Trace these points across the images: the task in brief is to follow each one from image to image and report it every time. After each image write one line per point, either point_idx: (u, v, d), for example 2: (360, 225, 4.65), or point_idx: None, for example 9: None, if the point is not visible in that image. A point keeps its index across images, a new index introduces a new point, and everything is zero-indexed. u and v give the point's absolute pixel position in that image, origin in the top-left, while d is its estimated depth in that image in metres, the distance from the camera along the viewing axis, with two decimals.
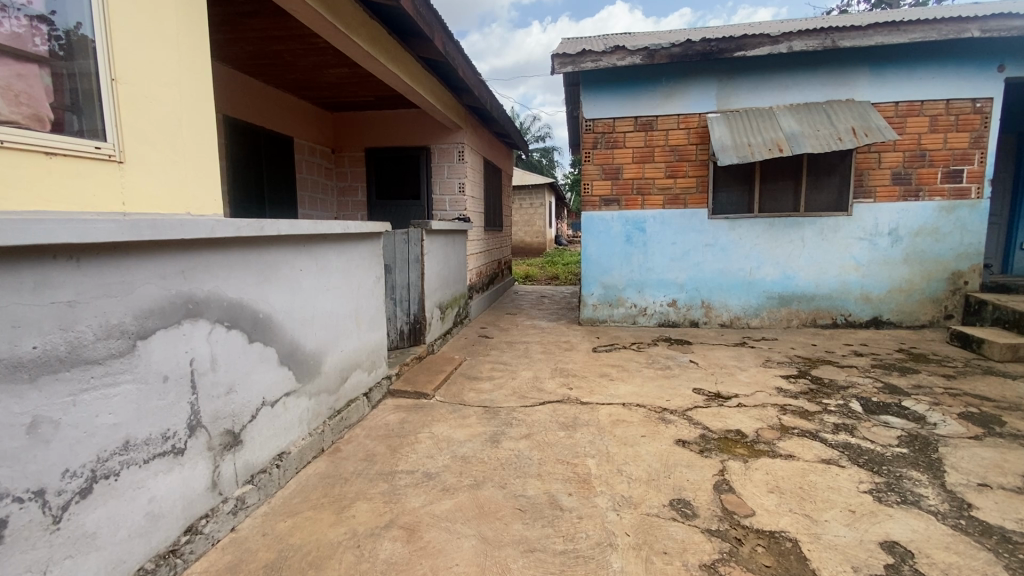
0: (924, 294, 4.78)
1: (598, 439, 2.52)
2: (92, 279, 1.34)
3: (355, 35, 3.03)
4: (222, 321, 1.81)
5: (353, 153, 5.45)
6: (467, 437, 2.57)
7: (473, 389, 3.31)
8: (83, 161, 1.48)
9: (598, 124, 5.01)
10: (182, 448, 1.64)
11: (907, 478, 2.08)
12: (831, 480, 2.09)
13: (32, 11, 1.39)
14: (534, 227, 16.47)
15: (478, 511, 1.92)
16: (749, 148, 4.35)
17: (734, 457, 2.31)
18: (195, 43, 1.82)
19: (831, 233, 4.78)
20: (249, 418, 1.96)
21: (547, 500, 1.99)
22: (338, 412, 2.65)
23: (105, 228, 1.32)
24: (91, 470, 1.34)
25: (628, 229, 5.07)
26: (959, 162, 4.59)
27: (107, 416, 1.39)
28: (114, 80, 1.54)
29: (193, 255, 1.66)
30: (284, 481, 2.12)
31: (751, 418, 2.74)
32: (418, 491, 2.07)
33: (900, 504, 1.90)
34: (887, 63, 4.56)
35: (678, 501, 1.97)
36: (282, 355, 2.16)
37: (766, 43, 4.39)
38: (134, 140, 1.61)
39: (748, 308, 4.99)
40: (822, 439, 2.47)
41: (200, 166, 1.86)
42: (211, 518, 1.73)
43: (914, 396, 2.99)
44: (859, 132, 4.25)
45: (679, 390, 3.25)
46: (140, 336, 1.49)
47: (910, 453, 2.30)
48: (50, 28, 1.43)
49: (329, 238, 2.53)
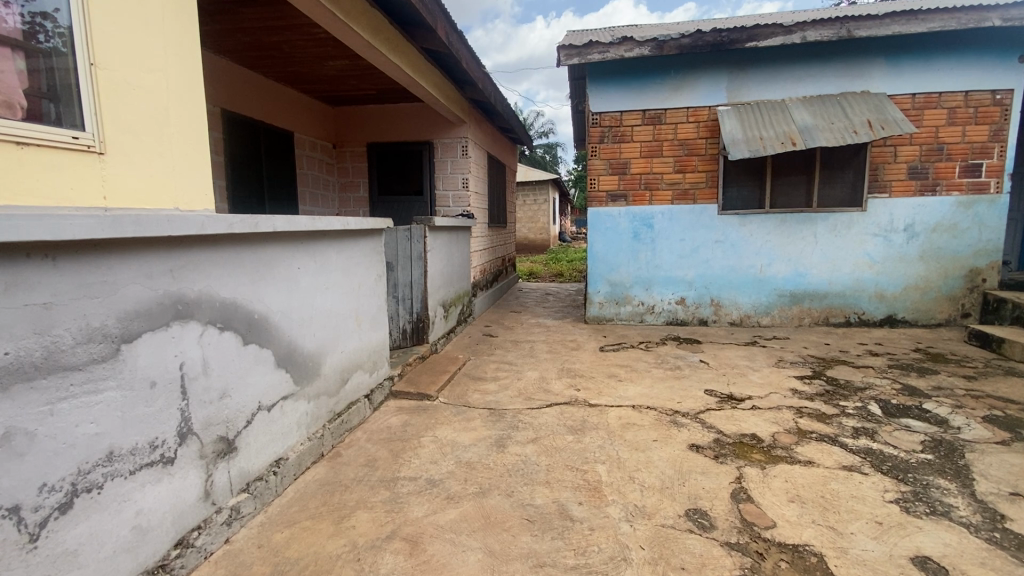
0: (940, 292, 4.66)
1: (608, 443, 2.43)
2: (71, 279, 1.26)
3: (356, 25, 2.93)
4: (215, 322, 1.71)
5: (354, 148, 5.36)
6: (472, 441, 2.48)
7: (477, 391, 3.21)
8: (58, 152, 1.38)
9: (605, 118, 4.90)
10: (172, 458, 1.55)
11: (935, 487, 1.97)
12: (854, 489, 1.98)
13: (35, 8, 1.35)
14: (538, 223, 16.35)
15: (484, 521, 1.83)
16: (761, 141, 4.23)
17: (751, 464, 2.20)
18: (184, 29, 1.73)
19: (844, 229, 4.66)
20: (244, 424, 1.87)
21: (556, 510, 1.89)
22: (338, 415, 2.56)
23: (84, 224, 1.23)
24: (72, 484, 1.26)
25: (635, 225, 4.97)
26: (978, 155, 4.46)
27: (89, 425, 1.30)
28: (93, 65, 1.45)
29: (182, 254, 1.57)
30: (282, 488, 2.04)
31: (767, 422, 2.64)
32: (420, 500, 1.98)
33: (930, 515, 1.80)
34: (903, 54, 4.43)
35: (695, 511, 1.87)
36: (279, 357, 2.07)
37: (778, 33, 4.27)
38: (115, 130, 1.51)
39: (758, 306, 4.88)
40: (842, 444, 2.36)
41: (189, 157, 1.76)
42: (204, 529, 1.64)
43: (935, 398, 2.88)
44: (875, 125, 4.13)
45: (690, 391, 3.14)
46: (125, 340, 1.39)
47: (936, 459, 2.19)
48: (51, 26, 1.38)
49: (328, 234, 2.43)
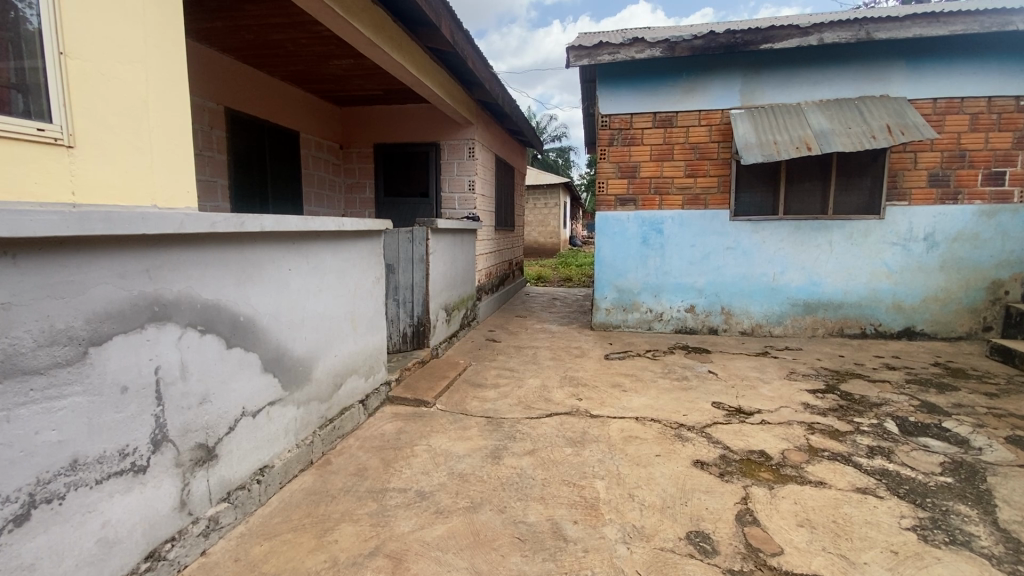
0: (961, 304, 4.49)
1: (608, 457, 2.32)
2: (34, 278, 1.19)
3: (358, 22, 2.87)
4: (195, 325, 1.64)
5: (360, 149, 5.31)
6: (467, 451, 2.40)
7: (476, 398, 3.12)
8: (22, 144, 1.32)
9: (615, 120, 4.80)
10: (144, 466, 1.48)
11: (955, 514, 1.85)
12: (868, 514, 1.86)
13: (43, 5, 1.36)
14: (548, 228, 16.28)
15: (474, 539, 1.74)
16: (775, 146, 4.11)
17: (757, 484, 2.09)
18: (167, 20, 1.67)
19: (861, 237, 4.51)
20: (226, 430, 1.80)
21: (549, 529, 1.80)
22: (330, 421, 2.47)
23: (46, 220, 1.16)
24: (29, 494, 1.19)
25: (644, 229, 4.86)
26: (1001, 163, 4.30)
27: (50, 433, 1.23)
28: (62, 54, 1.39)
29: (161, 252, 1.51)
30: (264, 498, 1.96)
31: (776, 438, 2.52)
32: (408, 514, 1.89)
33: (949, 545, 1.68)
34: (924, 57, 4.28)
35: (697, 534, 1.76)
36: (266, 362, 2.00)
37: (794, 34, 4.15)
38: (87, 122, 1.46)
39: (770, 315, 4.74)
40: (856, 465, 2.23)
41: (169, 151, 1.70)
42: (178, 541, 1.57)
43: (954, 416, 2.73)
44: (894, 130, 3.99)
45: (697, 404, 3.01)
46: (93, 343, 1.33)
47: (956, 483, 2.06)
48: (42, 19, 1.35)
49: (323, 235, 2.37)
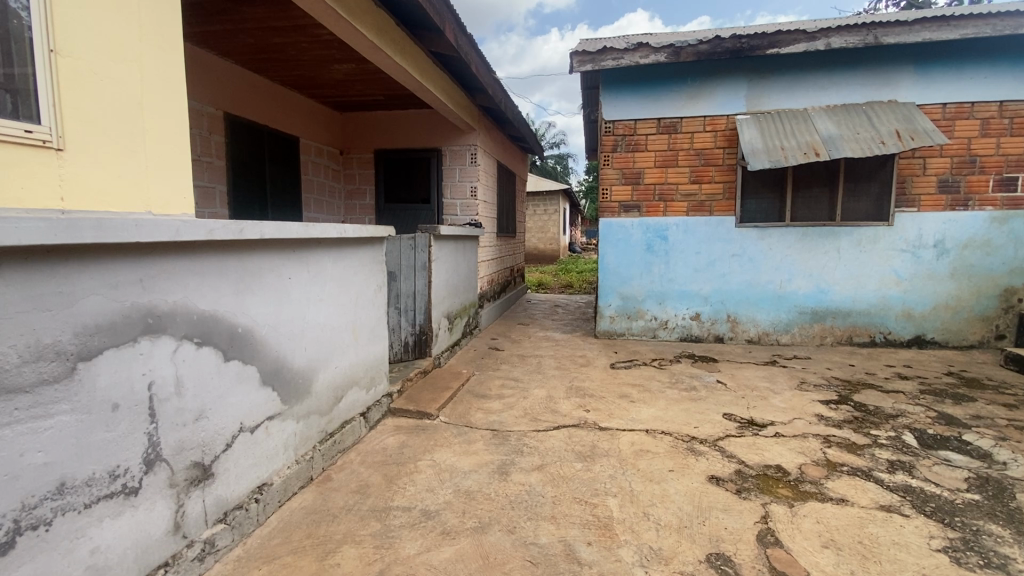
0: (972, 312, 4.43)
1: (620, 473, 2.24)
2: (19, 288, 1.12)
3: (361, 23, 2.80)
4: (191, 337, 1.56)
5: (360, 155, 5.24)
6: (473, 466, 2.31)
7: (480, 410, 3.03)
8: (11, 146, 1.25)
9: (619, 126, 4.75)
10: (136, 487, 1.39)
11: (987, 534, 1.77)
12: (895, 534, 1.78)
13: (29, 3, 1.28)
14: (547, 234, 16.20)
15: (483, 562, 1.65)
16: (782, 151, 4.05)
17: (777, 501, 2.01)
18: (163, 20, 1.60)
19: (870, 244, 4.45)
20: (223, 447, 1.71)
21: (562, 551, 1.71)
22: (330, 436, 2.38)
23: (32, 227, 1.08)
24: (13, 521, 1.10)
25: (649, 236, 4.79)
26: (1013, 169, 4.25)
27: (35, 454, 1.15)
28: (53, 51, 1.32)
29: (155, 260, 1.43)
30: (262, 517, 1.87)
31: (793, 451, 2.44)
32: (413, 535, 1.80)
33: (984, 568, 1.60)
34: (933, 62, 4.24)
35: (717, 556, 1.68)
36: (265, 376, 1.92)
37: (801, 39, 4.10)
38: (77, 123, 1.38)
39: (778, 323, 4.67)
40: (878, 481, 2.15)
41: (163, 155, 1.62)
42: (172, 567, 1.48)
43: (975, 429, 2.65)
44: (903, 136, 3.93)
45: (708, 415, 2.94)
46: (83, 358, 1.25)
47: (984, 501, 1.98)
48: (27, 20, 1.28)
49: (324, 243, 2.29)
